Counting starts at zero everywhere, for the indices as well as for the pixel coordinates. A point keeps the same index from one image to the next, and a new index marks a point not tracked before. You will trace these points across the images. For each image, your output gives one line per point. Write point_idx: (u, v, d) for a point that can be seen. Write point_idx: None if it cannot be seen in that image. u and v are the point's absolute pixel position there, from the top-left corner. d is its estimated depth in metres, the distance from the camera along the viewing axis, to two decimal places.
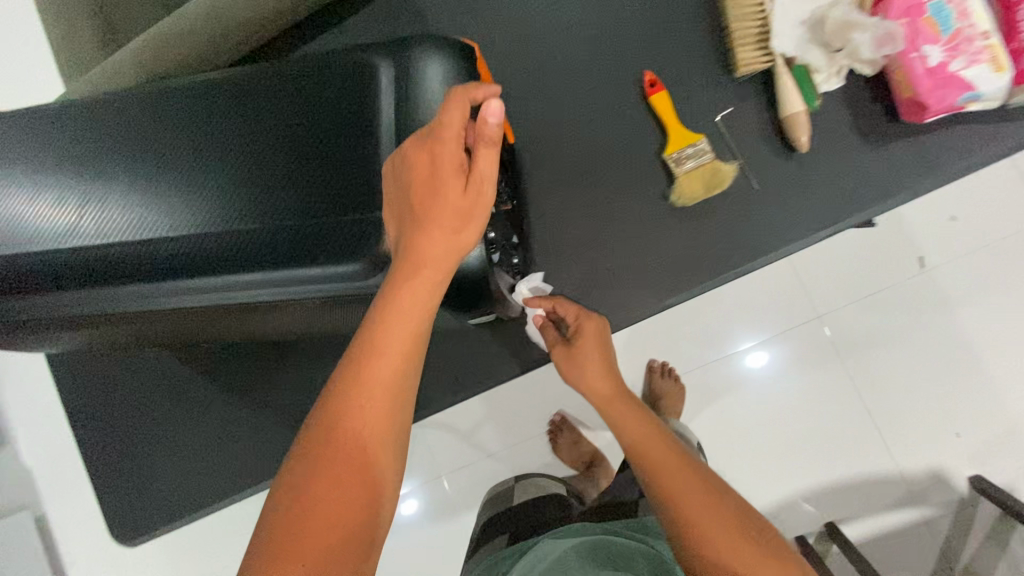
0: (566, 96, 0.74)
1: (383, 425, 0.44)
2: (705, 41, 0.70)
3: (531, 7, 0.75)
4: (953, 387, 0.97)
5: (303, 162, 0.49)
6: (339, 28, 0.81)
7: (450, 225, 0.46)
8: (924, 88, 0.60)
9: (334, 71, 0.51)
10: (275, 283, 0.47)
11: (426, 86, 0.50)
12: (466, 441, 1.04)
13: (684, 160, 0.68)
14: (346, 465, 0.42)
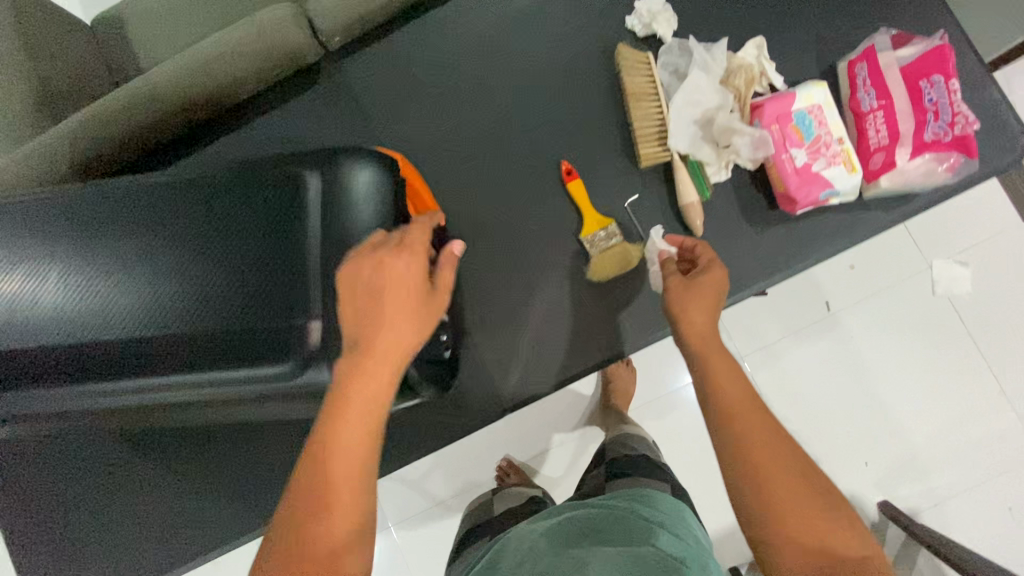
0: (496, 179, 0.81)
1: (352, 522, 0.44)
2: (613, 135, 0.79)
3: (459, 98, 0.82)
4: (857, 416, 1.23)
5: (241, 268, 0.53)
6: (284, 107, 0.85)
7: (413, 324, 0.49)
8: (793, 185, 0.70)
9: (268, 181, 0.55)
10: (211, 384, 0.51)
11: (354, 196, 0.55)
12: (416, 493, 1.08)
13: (598, 242, 0.76)
14: (321, 547, 0.42)
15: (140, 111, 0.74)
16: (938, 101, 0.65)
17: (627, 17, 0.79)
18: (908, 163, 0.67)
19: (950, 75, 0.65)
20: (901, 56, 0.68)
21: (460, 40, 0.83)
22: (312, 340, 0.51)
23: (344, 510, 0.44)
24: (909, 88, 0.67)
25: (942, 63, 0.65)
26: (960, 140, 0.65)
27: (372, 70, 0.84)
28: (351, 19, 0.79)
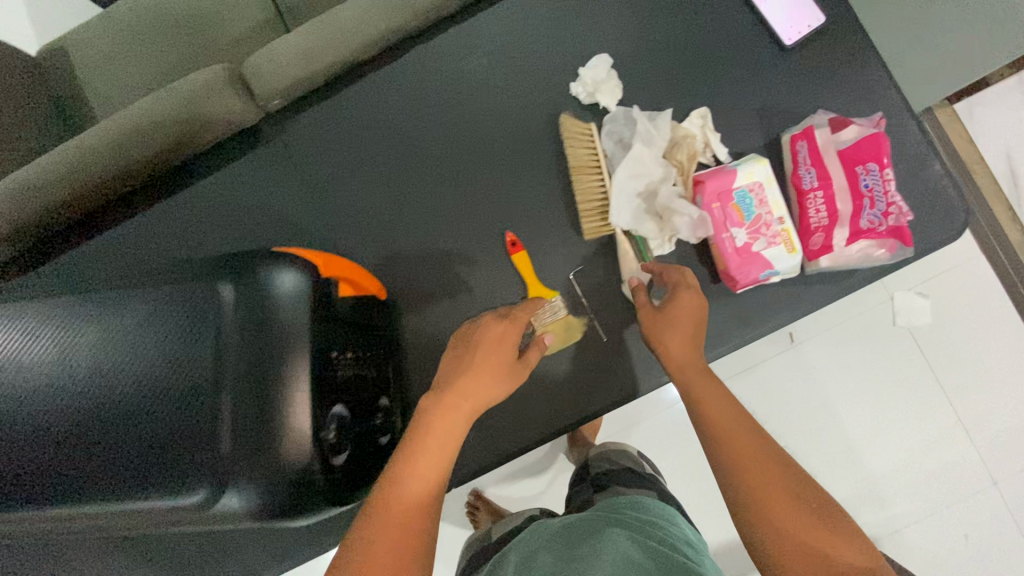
0: (441, 247, 0.79)
1: (414, 530, 0.52)
2: (558, 205, 0.78)
3: (402, 163, 0.80)
4: (830, 439, 1.32)
5: (166, 382, 0.51)
6: (222, 169, 0.82)
7: (494, 380, 0.61)
8: (732, 264, 0.70)
9: (180, 292, 0.53)
10: (123, 511, 0.49)
11: (269, 307, 0.53)
12: None
13: (543, 316, 0.75)
14: (398, 533, 0.51)
15: (65, 182, 0.72)
16: (874, 188, 0.65)
17: (571, 83, 0.78)
18: (845, 247, 0.68)
19: (884, 163, 0.65)
20: (839, 139, 0.68)
21: (403, 103, 0.81)
22: (232, 465, 0.49)
23: (416, 507, 0.53)
24: (847, 171, 0.67)
25: (876, 150, 0.65)
26: (894, 228, 0.65)
27: (312, 131, 0.81)
28: (286, 81, 0.77)
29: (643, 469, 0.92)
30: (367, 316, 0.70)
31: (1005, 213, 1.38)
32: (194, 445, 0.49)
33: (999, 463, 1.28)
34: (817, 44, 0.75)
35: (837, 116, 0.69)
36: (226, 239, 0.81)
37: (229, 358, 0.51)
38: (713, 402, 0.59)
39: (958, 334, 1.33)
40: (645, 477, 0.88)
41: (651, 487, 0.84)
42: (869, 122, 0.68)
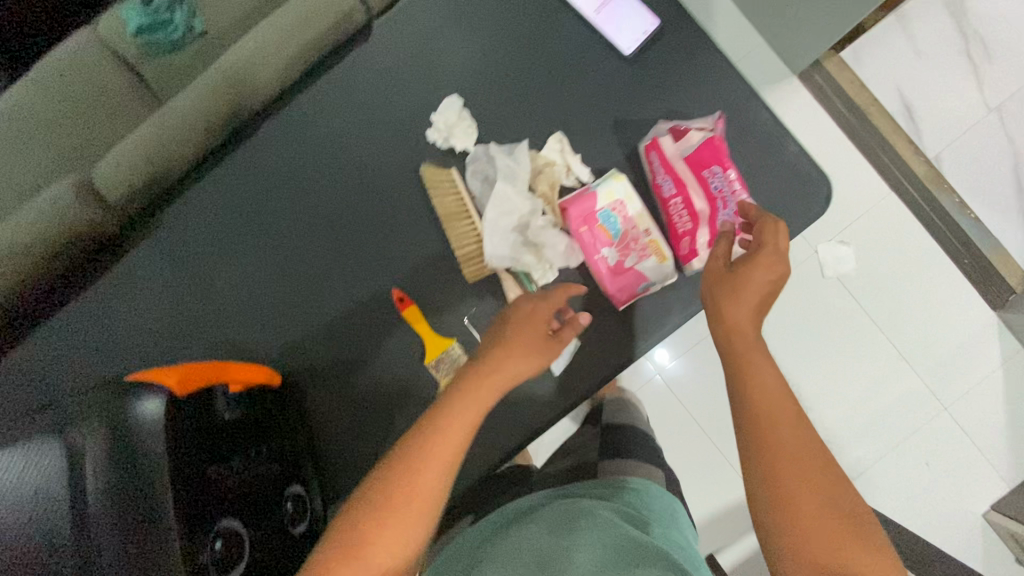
0: (334, 317, 0.77)
1: (430, 495, 0.51)
2: (439, 251, 0.77)
3: (276, 241, 0.78)
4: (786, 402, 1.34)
5: (23, 548, 0.46)
6: (98, 283, 0.79)
7: (528, 354, 0.59)
8: (609, 284, 0.71)
9: (25, 452, 0.50)
10: None
11: (135, 438, 0.52)
12: None
13: (443, 367, 0.75)
14: (409, 495, 0.50)
15: None
16: (721, 190, 0.67)
17: (426, 131, 0.77)
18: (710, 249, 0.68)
19: (726, 165, 0.67)
20: (684, 148, 0.69)
21: (266, 181, 0.79)
22: None
23: (442, 465, 0.52)
24: (696, 177, 0.68)
25: (716, 155, 0.68)
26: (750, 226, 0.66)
27: (178, 227, 0.79)
28: (137, 184, 0.76)
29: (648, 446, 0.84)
30: (254, 412, 0.69)
31: (908, 147, 1.41)
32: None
33: (945, 389, 1.32)
34: (658, 48, 0.76)
35: (676, 125, 0.70)
36: (108, 353, 0.77)
37: (87, 505, 0.48)
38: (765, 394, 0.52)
39: (886, 275, 1.36)
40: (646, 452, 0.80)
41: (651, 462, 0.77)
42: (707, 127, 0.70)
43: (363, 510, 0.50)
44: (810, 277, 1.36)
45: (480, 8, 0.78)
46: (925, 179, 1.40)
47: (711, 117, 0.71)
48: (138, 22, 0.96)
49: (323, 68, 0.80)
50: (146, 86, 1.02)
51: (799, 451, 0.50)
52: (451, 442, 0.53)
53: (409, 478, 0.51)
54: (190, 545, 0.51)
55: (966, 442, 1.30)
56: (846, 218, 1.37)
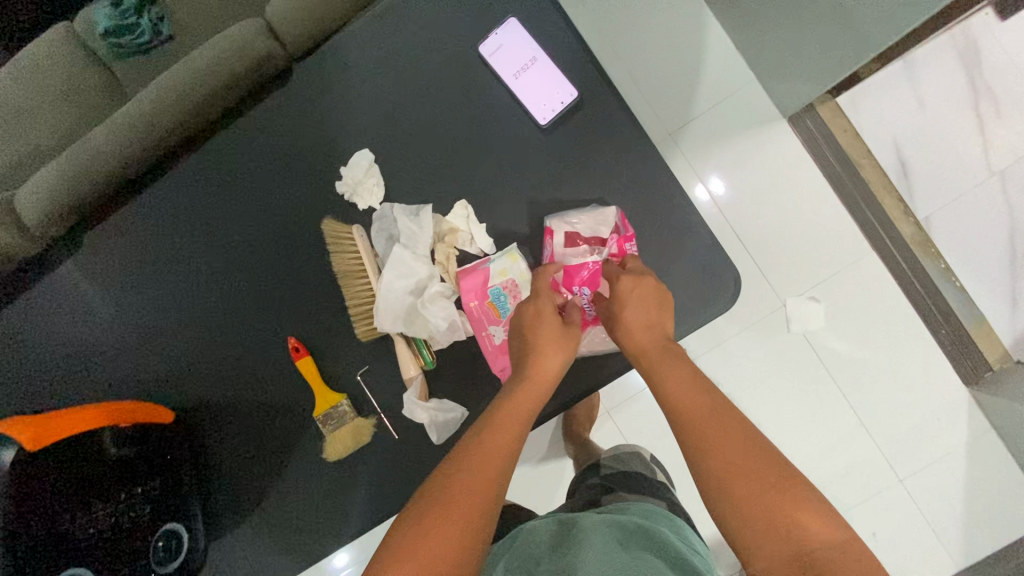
0: (232, 359, 0.79)
1: (497, 479, 0.52)
2: (339, 306, 0.77)
3: (185, 276, 0.80)
4: None
5: None
6: (15, 303, 0.81)
7: (561, 345, 0.63)
8: (493, 361, 0.72)
9: None
10: None
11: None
12: None
13: (329, 423, 0.75)
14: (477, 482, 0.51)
15: None
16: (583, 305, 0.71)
17: (336, 182, 0.77)
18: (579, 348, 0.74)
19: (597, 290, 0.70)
20: (567, 254, 0.71)
21: (182, 215, 0.80)
22: None
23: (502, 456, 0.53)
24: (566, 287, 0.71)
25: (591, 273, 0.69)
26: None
27: (99, 253, 0.81)
28: (52, 213, 0.77)
29: (653, 475, 0.81)
30: (143, 448, 0.71)
31: (897, 206, 1.24)
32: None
33: (904, 461, 1.16)
34: (573, 120, 0.73)
35: (564, 229, 0.71)
36: (15, 373, 0.80)
37: None
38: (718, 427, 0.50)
39: (854, 337, 1.19)
40: (654, 483, 0.77)
41: (658, 494, 0.75)
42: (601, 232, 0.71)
43: (430, 500, 0.49)
44: (771, 330, 1.21)
45: (396, 61, 0.76)
46: (911, 243, 1.23)
47: (607, 215, 0.71)
48: (106, 24, 0.93)
49: (243, 107, 0.80)
50: (119, 86, 1.00)
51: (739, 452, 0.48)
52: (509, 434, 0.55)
53: (472, 466, 0.52)
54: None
55: (922, 531, 1.14)
56: (818, 269, 1.21)
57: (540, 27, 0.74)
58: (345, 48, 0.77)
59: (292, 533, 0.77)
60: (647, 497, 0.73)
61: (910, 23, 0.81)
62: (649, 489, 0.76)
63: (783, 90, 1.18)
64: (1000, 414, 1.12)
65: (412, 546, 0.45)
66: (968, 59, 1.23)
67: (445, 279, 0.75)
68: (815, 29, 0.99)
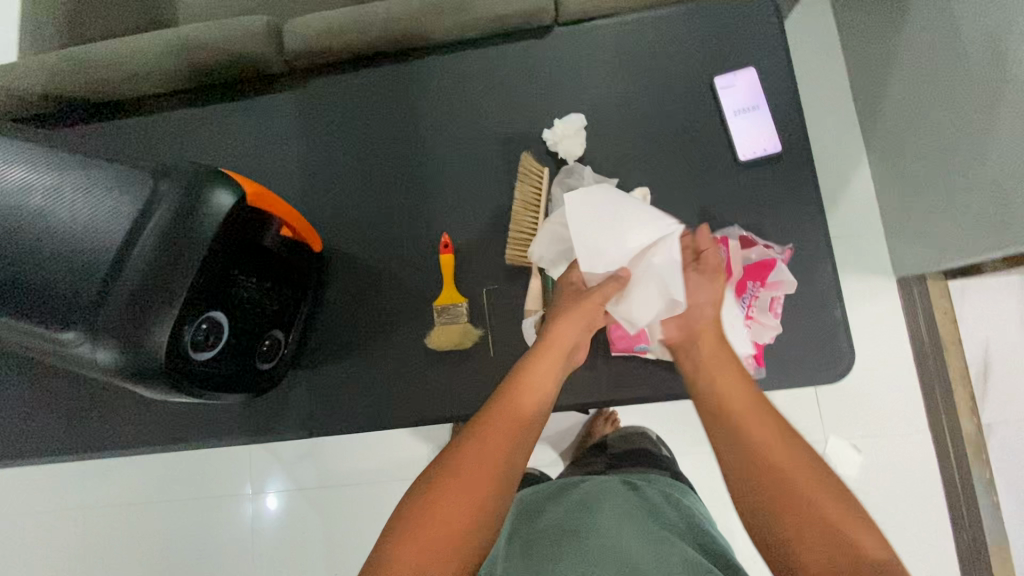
0: (388, 228, 0.87)
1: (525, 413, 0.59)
2: (498, 227, 0.85)
3: (385, 146, 0.90)
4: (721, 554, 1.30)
5: (98, 242, 0.60)
6: (239, 102, 0.94)
7: (575, 319, 0.65)
8: (617, 330, 0.80)
9: (147, 172, 0.64)
10: (37, 334, 0.59)
11: (212, 213, 0.63)
12: (286, 472, 1.22)
13: (444, 316, 0.82)
14: (514, 415, 0.59)
15: (128, 71, 0.90)
16: (746, 300, 0.76)
17: (545, 130, 0.87)
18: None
19: (765, 285, 0.76)
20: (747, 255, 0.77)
21: (404, 99, 0.92)
22: (140, 336, 0.58)
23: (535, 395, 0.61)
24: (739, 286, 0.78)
25: (766, 268, 0.76)
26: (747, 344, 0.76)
27: (322, 96, 0.93)
28: (312, 47, 0.91)
29: (659, 452, 0.93)
30: (289, 253, 0.79)
31: (966, 402, 1.24)
32: (86, 295, 0.58)
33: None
34: (765, 169, 0.82)
35: (743, 234, 0.78)
36: (219, 154, 0.93)
37: (149, 236, 0.60)
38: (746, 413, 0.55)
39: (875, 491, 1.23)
40: (659, 457, 0.90)
41: (665, 467, 0.87)
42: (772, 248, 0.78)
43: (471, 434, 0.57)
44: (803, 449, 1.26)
45: (639, 60, 0.87)
46: (966, 441, 1.23)
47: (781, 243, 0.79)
48: None
49: (495, 39, 0.92)
50: None
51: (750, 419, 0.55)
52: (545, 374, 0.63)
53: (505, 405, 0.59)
54: (176, 325, 0.60)
55: None
56: (870, 418, 1.26)
57: (768, 88, 0.84)
58: (603, 32, 0.89)
59: (366, 394, 0.84)
60: (655, 470, 0.85)
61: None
62: (654, 460, 0.89)
63: (907, 250, 1.25)
64: None
65: (460, 467, 0.55)
66: None
67: None
68: (960, 215, 1.07)
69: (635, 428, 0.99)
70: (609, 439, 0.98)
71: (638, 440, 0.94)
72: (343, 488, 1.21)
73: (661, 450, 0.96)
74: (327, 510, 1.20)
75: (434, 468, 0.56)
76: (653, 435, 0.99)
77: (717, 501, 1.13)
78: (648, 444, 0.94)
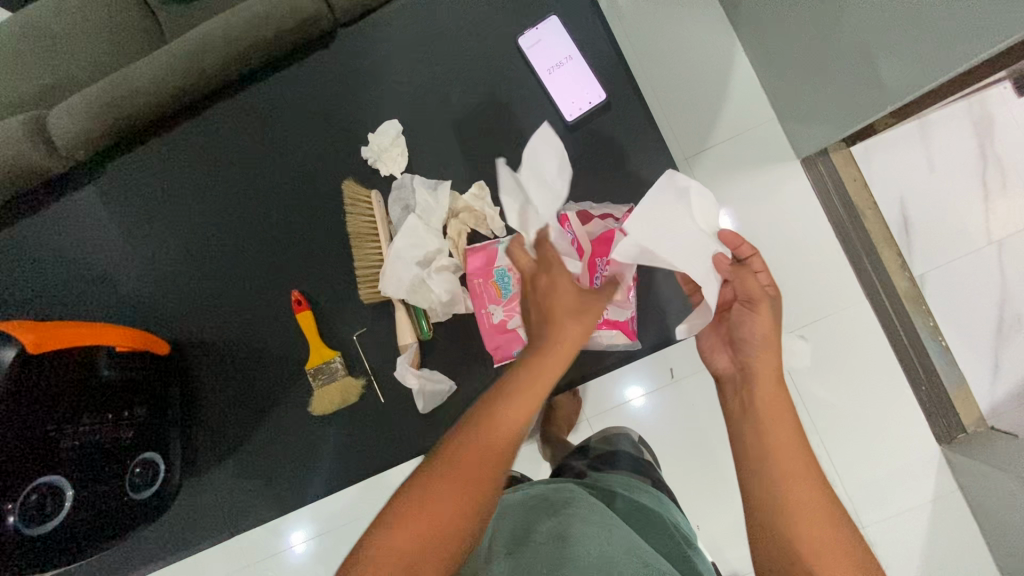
0: (237, 301, 0.80)
1: (525, 416, 0.53)
2: (347, 266, 0.79)
3: (203, 215, 0.82)
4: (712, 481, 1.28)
5: None
6: (30, 219, 0.84)
7: (580, 320, 0.56)
8: (489, 340, 0.74)
9: None
10: None
11: None
12: (273, 543, 1.14)
13: (319, 378, 0.76)
14: (511, 419, 0.52)
15: None
16: None
17: (362, 147, 0.79)
18: None
19: None
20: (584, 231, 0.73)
21: (208, 156, 0.82)
22: None
23: (532, 401, 0.53)
24: None
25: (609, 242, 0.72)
26: (614, 322, 0.72)
27: (117, 184, 0.83)
28: (84, 138, 0.80)
29: (641, 456, 0.92)
30: (134, 373, 0.72)
31: (896, 260, 1.16)
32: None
33: (869, 508, 1.12)
34: (598, 120, 0.76)
35: (580, 211, 0.73)
36: (25, 281, 0.83)
37: None
38: (784, 445, 0.54)
39: (837, 382, 1.15)
40: (641, 461, 0.89)
41: (644, 472, 0.86)
42: (613, 212, 0.73)
43: (455, 445, 0.51)
44: None
45: (435, 40, 0.79)
46: (903, 297, 1.15)
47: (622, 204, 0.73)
48: None
49: (284, 63, 0.82)
50: (161, 35, 0.95)
51: (800, 485, 0.51)
52: (548, 372, 0.54)
53: (508, 408, 0.52)
54: None
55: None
56: (807, 308, 1.17)
57: (577, 32, 0.77)
58: (390, 20, 0.80)
59: (270, 479, 0.78)
60: (634, 475, 0.84)
61: (917, 90, 0.81)
62: (639, 465, 0.87)
63: (797, 130, 1.15)
64: (966, 475, 1.07)
65: (436, 486, 0.49)
66: (991, 126, 1.14)
67: (454, 255, 0.78)
68: (826, 80, 0.99)
69: (618, 430, 1.00)
70: (591, 442, 0.96)
71: (624, 444, 0.93)
72: (329, 547, 1.12)
73: (643, 452, 0.95)
74: (329, 567, 1.12)
75: (402, 491, 0.50)
76: (635, 436, 1.00)
77: (685, 439, 1.12)
78: (634, 448, 0.94)
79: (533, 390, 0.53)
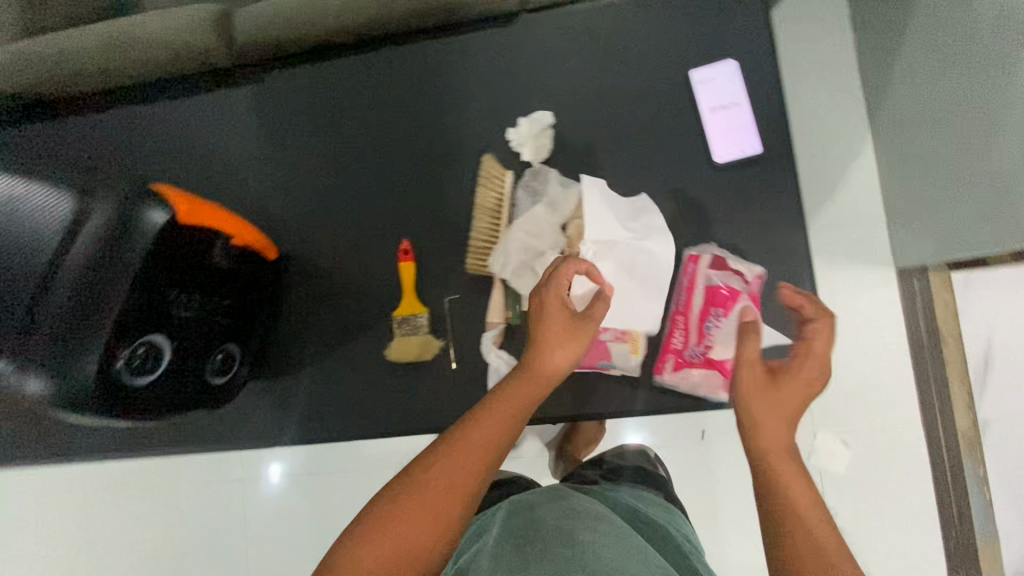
0: (349, 233, 0.84)
1: (504, 432, 0.53)
2: (462, 233, 0.81)
3: (342, 144, 0.85)
4: None
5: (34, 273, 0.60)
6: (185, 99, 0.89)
7: (566, 343, 0.59)
8: None
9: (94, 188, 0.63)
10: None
11: (146, 229, 0.60)
12: None
13: (402, 327, 0.79)
14: (486, 436, 0.52)
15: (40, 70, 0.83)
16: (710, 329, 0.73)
17: (510, 128, 0.82)
18: (671, 373, 0.76)
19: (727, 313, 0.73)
20: (711, 276, 0.74)
21: (364, 92, 0.86)
22: (74, 369, 0.58)
23: (511, 421, 0.54)
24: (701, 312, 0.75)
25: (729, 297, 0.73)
26: (711, 362, 0.74)
27: (274, 92, 0.88)
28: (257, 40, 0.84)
29: (653, 470, 0.90)
30: (242, 264, 0.75)
31: (965, 399, 1.06)
32: (18, 296, 0.60)
33: None
34: (745, 173, 0.76)
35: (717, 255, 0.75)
36: (167, 153, 0.89)
37: (70, 263, 0.58)
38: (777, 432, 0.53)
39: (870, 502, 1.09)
40: (654, 476, 0.87)
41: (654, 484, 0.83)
42: (744, 272, 0.74)
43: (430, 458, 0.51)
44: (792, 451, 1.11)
45: (611, 50, 0.80)
46: (960, 438, 1.06)
47: (754, 267, 0.74)
48: None
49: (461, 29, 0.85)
50: None
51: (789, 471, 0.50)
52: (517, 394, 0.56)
53: (484, 425, 0.53)
54: (109, 355, 0.59)
55: None
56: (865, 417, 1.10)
57: (750, 83, 0.78)
58: (575, 19, 0.82)
59: (328, 403, 0.82)
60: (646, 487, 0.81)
61: None
62: (650, 479, 0.85)
63: None
64: None
65: (405, 497, 0.47)
66: None
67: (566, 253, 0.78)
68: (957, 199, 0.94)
69: (629, 444, 0.97)
70: (604, 453, 0.93)
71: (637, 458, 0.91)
72: None
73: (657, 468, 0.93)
74: None
75: (367, 507, 0.48)
76: (649, 450, 0.97)
77: None
78: (647, 462, 0.92)
79: (508, 408, 0.54)
